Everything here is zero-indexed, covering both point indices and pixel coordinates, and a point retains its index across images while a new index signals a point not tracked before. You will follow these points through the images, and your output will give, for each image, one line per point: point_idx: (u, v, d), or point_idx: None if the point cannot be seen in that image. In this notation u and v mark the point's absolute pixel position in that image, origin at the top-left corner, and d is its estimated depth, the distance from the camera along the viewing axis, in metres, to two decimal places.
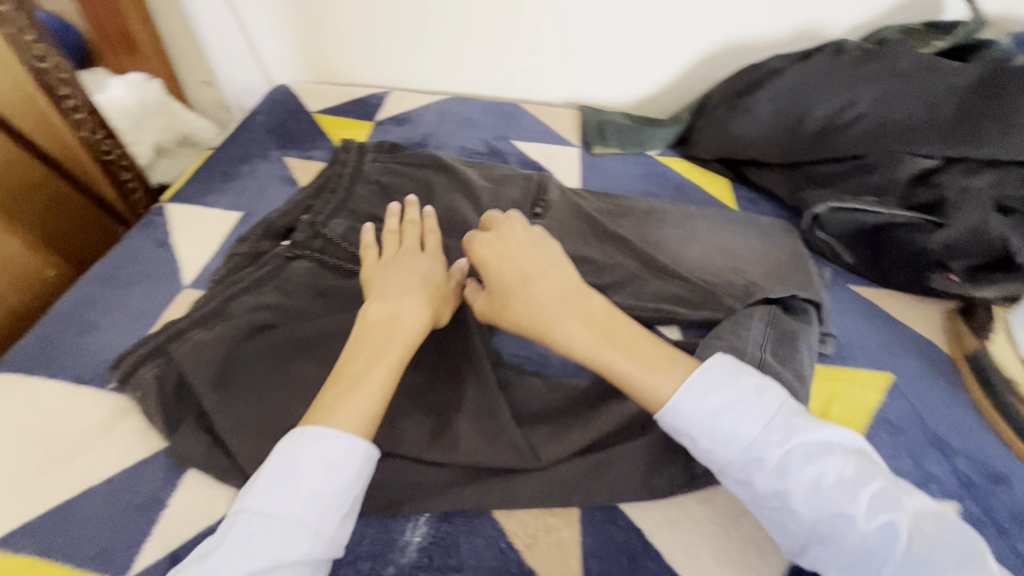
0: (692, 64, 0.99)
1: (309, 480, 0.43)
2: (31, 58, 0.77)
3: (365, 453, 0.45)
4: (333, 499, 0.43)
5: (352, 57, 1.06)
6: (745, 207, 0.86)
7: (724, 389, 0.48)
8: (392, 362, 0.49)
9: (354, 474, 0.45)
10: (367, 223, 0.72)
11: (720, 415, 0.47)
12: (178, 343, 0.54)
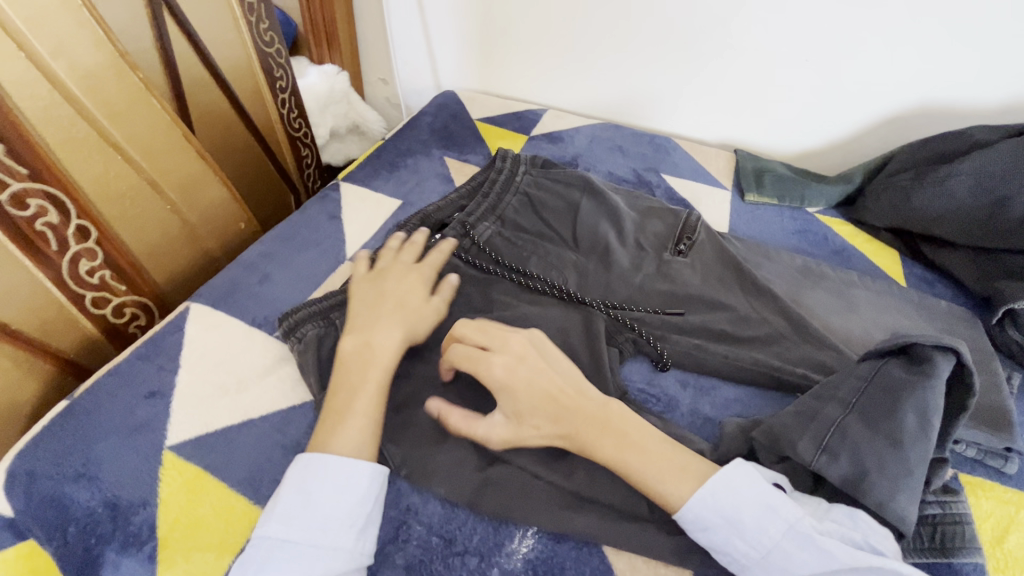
0: (872, 123, 0.92)
1: (327, 503, 0.45)
2: (261, 42, 0.91)
3: (376, 475, 0.47)
4: (354, 521, 0.45)
5: (518, 73, 1.12)
6: (917, 286, 0.78)
7: (751, 534, 0.44)
8: (370, 392, 0.50)
9: (368, 495, 0.46)
10: (514, 233, 0.75)
11: (742, 540, 0.44)
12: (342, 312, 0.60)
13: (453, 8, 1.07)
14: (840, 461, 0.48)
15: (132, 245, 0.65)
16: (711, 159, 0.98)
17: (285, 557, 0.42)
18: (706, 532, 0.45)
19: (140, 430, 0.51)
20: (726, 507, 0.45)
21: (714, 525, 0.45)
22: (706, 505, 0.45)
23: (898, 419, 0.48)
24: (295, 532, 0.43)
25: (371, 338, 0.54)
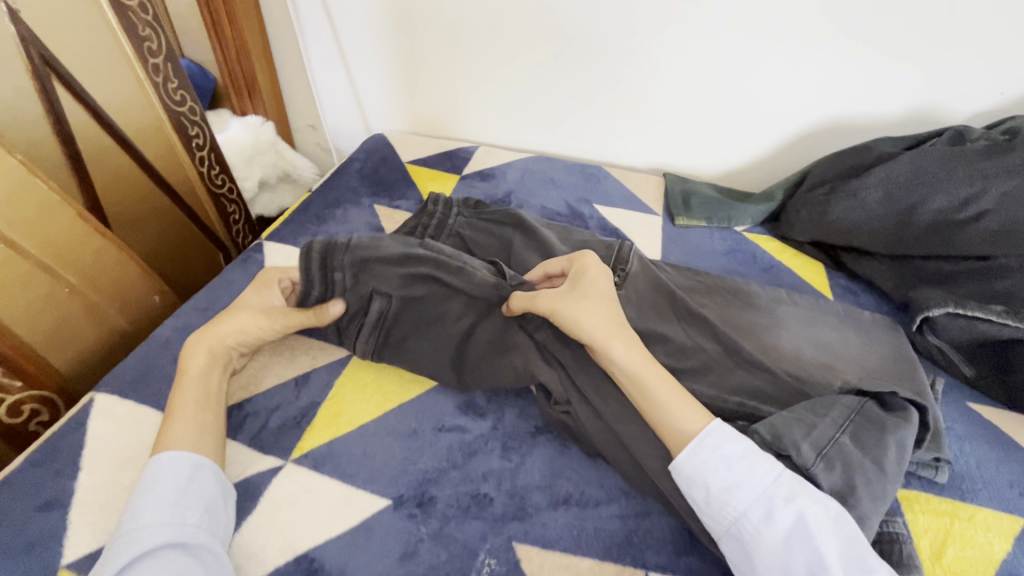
0: (787, 140, 0.96)
1: (155, 492, 0.46)
2: (171, 102, 0.88)
3: (189, 460, 0.49)
4: (176, 497, 0.46)
5: (446, 112, 1.12)
6: (843, 296, 0.80)
7: (751, 460, 0.47)
8: (188, 421, 0.52)
9: (184, 475, 0.48)
10: None
11: (745, 479, 0.46)
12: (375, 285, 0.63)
13: (376, 53, 1.07)
14: (834, 470, 0.48)
15: (27, 337, 0.60)
16: (641, 185, 0.99)
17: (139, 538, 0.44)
18: (712, 470, 0.47)
19: (33, 549, 0.46)
20: (732, 447, 0.48)
21: (725, 461, 0.47)
22: (708, 446, 0.48)
23: (883, 452, 0.50)
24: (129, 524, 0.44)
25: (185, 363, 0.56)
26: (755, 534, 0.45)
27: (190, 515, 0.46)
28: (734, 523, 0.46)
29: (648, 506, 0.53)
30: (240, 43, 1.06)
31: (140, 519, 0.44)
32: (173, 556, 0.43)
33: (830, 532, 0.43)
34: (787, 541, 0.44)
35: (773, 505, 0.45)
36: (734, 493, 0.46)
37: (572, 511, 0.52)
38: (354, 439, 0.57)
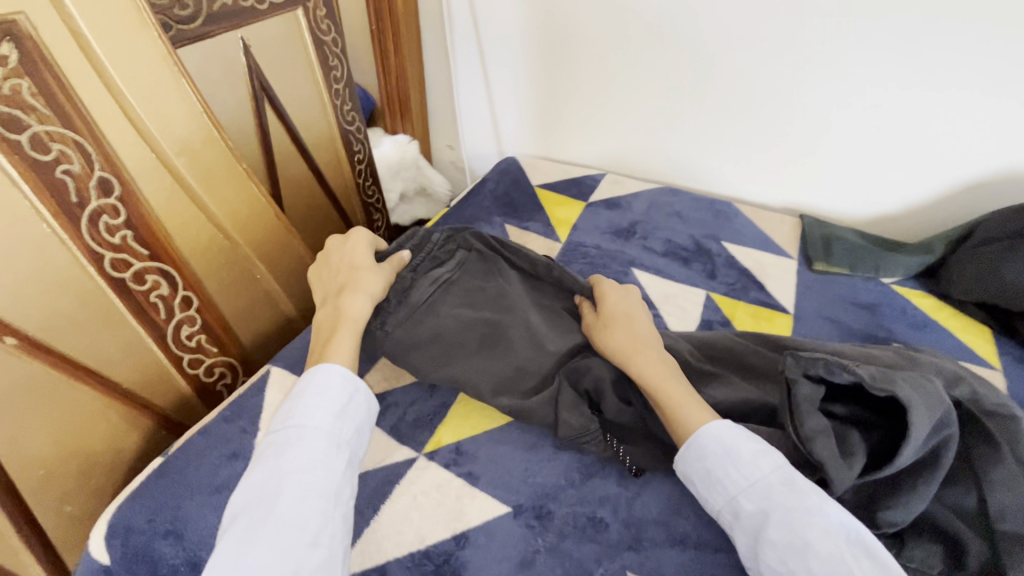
0: (954, 188, 0.87)
1: (316, 394, 0.52)
2: (344, 122, 1.01)
3: (347, 374, 0.55)
4: (336, 404, 0.52)
5: (576, 141, 1.17)
6: (1015, 367, 0.71)
7: (739, 453, 0.48)
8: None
9: (352, 389, 0.54)
10: (453, 329, 0.64)
11: (721, 481, 0.48)
12: (428, 302, 0.65)
13: (517, 83, 1.15)
14: (880, 373, 0.47)
15: (228, 312, 0.74)
16: (774, 225, 0.96)
17: (282, 441, 0.49)
18: (693, 467, 0.50)
19: (223, 489, 0.56)
20: (715, 449, 0.49)
21: (705, 463, 0.49)
22: (694, 449, 0.50)
23: (896, 386, 0.45)
24: (293, 419, 0.51)
25: (347, 309, 0.60)
26: (731, 528, 0.48)
27: (347, 429, 0.52)
28: (719, 516, 0.49)
29: None
30: (400, 70, 1.19)
31: (308, 417, 0.50)
32: (329, 455, 0.49)
33: (825, 536, 0.41)
34: (755, 541, 0.45)
35: (741, 505, 0.46)
36: (716, 488, 0.48)
37: (690, 554, 0.51)
38: (480, 443, 0.60)
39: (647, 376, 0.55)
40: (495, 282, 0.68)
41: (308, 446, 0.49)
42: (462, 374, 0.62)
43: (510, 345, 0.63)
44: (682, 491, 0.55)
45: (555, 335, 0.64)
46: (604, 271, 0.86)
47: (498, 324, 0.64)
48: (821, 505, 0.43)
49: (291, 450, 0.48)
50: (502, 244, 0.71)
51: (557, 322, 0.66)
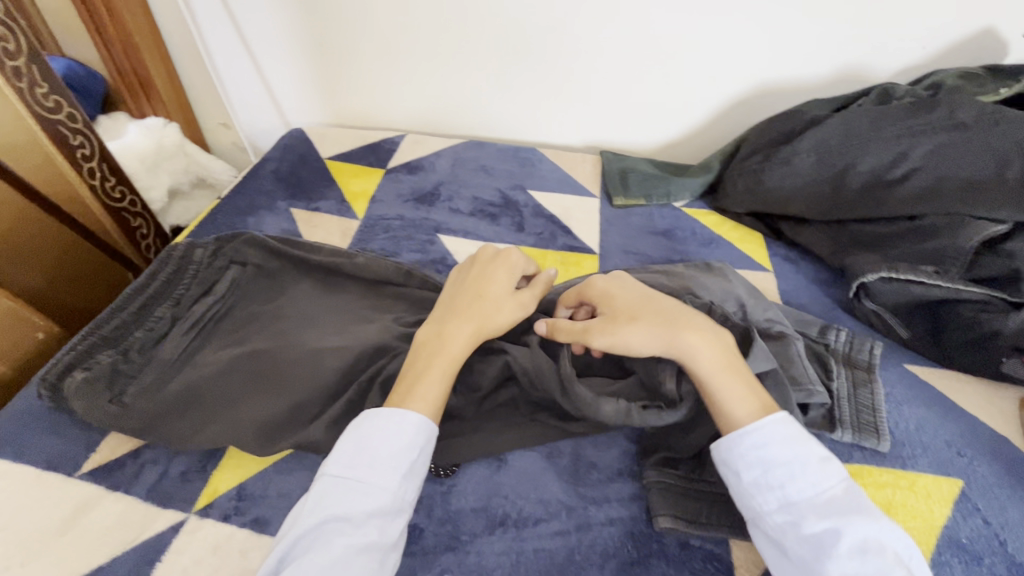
0: (722, 108, 0.93)
1: (377, 444, 0.45)
2: (43, 109, 0.77)
3: (424, 424, 0.46)
4: (400, 463, 0.44)
5: (367, 102, 1.05)
6: (782, 265, 0.78)
7: (792, 448, 0.45)
8: (435, 382, 0.48)
9: (419, 444, 0.46)
10: (198, 366, 0.53)
11: (785, 483, 0.44)
12: (172, 335, 0.55)
13: (284, 41, 0.98)
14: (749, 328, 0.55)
15: None
16: (577, 166, 0.95)
17: (331, 493, 0.43)
18: (749, 465, 0.45)
19: None
20: (780, 451, 0.45)
21: (766, 463, 0.45)
22: (753, 441, 0.45)
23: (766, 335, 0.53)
24: (355, 469, 0.44)
25: (445, 329, 0.52)
26: (780, 533, 0.43)
27: (411, 489, 0.45)
28: (759, 521, 0.44)
29: (590, 518, 0.49)
30: (125, 37, 0.95)
31: (365, 472, 0.44)
32: (377, 522, 0.42)
33: (880, 557, 0.40)
34: (808, 550, 0.41)
35: (801, 516, 0.42)
36: (769, 489, 0.44)
37: (509, 534, 0.48)
38: (268, 478, 0.50)
39: (706, 365, 0.48)
40: (276, 303, 0.59)
41: (347, 508, 0.42)
42: (218, 422, 0.50)
43: (290, 379, 0.52)
44: (498, 468, 0.52)
45: (336, 347, 0.54)
46: (408, 242, 0.78)
47: (266, 353, 0.53)
48: (884, 522, 0.41)
49: (340, 505, 0.42)
50: (290, 254, 0.62)
51: (345, 335, 0.55)
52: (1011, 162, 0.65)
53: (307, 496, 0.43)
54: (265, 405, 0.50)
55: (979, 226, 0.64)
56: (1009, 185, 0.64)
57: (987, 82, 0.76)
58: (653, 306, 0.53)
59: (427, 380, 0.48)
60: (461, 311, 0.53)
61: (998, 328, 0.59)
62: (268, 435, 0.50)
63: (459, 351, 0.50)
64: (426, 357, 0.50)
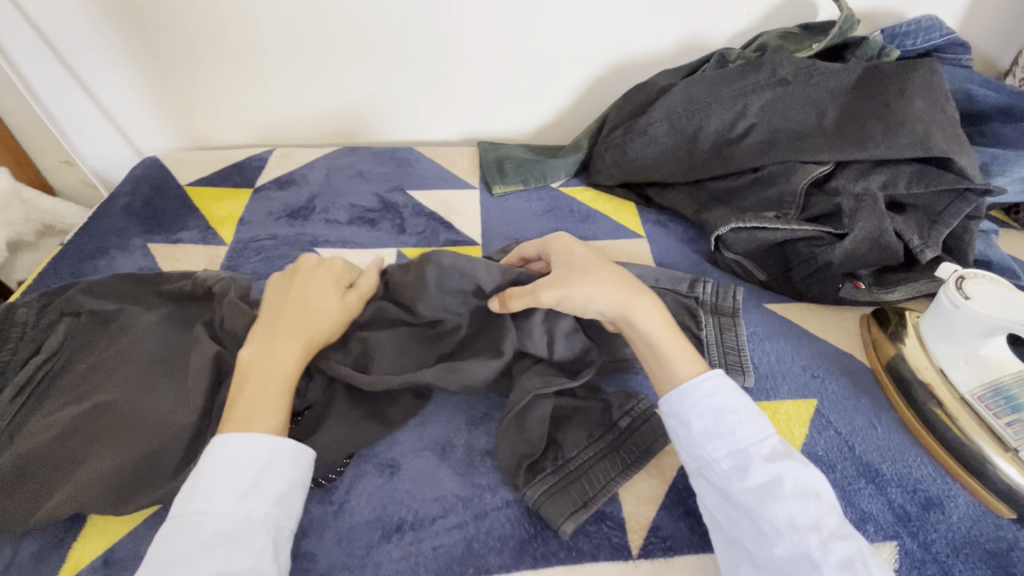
0: (585, 87, 0.96)
1: (217, 474, 0.43)
2: None
3: (267, 440, 0.45)
4: (239, 484, 0.43)
5: (227, 121, 0.99)
6: (654, 230, 0.82)
7: (736, 402, 0.48)
8: (270, 405, 0.47)
9: (267, 461, 0.44)
10: (35, 432, 0.49)
11: (733, 432, 0.47)
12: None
13: (118, 62, 0.91)
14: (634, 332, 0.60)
15: None
16: (455, 160, 0.95)
17: (181, 535, 0.40)
18: (700, 414, 0.48)
19: None
20: (728, 400, 0.48)
21: (714, 414, 0.47)
22: (704, 391, 0.48)
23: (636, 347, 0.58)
24: (200, 504, 0.42)
25: (274, 350, 0.49)
26: (727, 479, 0.45)
27: (258, 510, 0.43)
28: (707, 472, 0.46)
29: (487, 506, 0.49)
30: None
31: (207, 503, 0.42)
32: (224, 550, 0.40)
33: (816, 502, 0.43)
34: (756, 495, 0.43)
35: (747, 462, 0.45)
36: (719, 438, 0.47)
37: (406, 539, 0.47)
38: (138, 538, 0.46)
39: (654, 331, 0.52)
40: (118, 345, 0.54)
41: (203, 546, 0.40)
42: (66, 486, 0.46)
43: (144, 426, 0.49)
44: (392, 475, 0.52)
45: (193, 384, 0.52)
46: (282, 261, 0.75)
47: (113, 404, 0.50)
48: (815, 471, 0.45)
49: (182, 544, 0.40)
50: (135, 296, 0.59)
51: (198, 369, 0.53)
52: (825, 110, 0.73)
53: (160, 537, 0.41)
54: (117, 457, 0.47)
55: (808, 169, 0.71)
56: (826, 131, 0.71)
57: (802, 41, 0.84)
58: (612, 269, 0.56)
59: (260, 404, 0.46)
60: (287, 327, 0.51)
61: (828, 259, 0.66)
62: (121, 493, 0.46)
63: (285, 367, 0.49)
64: (255, 382, 0.48)
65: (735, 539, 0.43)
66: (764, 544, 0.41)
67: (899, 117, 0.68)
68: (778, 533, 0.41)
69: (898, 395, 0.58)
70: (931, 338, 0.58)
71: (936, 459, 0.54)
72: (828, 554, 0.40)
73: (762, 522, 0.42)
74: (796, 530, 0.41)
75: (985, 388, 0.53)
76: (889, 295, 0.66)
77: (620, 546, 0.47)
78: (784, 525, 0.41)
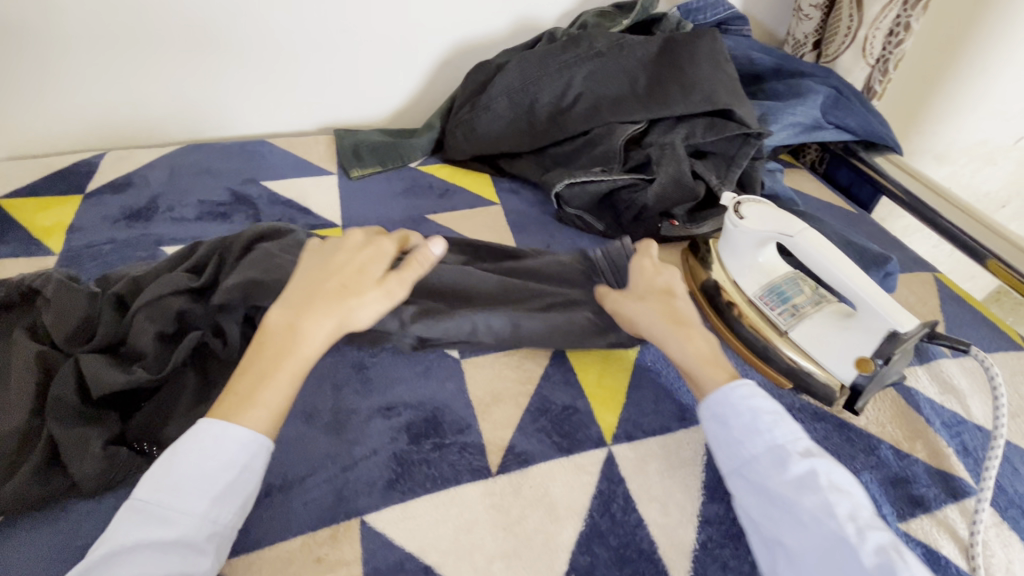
0: (433, 71, 1.00)
1: (186, 467, 0.44)
2: None
3: (243, 442, 0.46)
4: (212, 487, 0.44)
5: (44, 127, 0.90)
6: (508, 197, 0.89)
7: (771, 401, 0.50)
8: (274, 385, 0.49)
9: (240, 465, 0.45)
10: None
11: (769, 431, 0.48)
12: None
13: None
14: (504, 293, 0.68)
15: None
16: (311, 149, 0.95)
17: (140, 519, 0.42)
18: (739, 414, 0.49)
19: None
20: (764, 403, 0.50)
21: (751, 413, 0.49)
22: (742, 394, 0.50)
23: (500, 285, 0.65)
24: (164, 493, 0.43)
25: (298, 324, 0.51)
26: (766, 473, 0.46)
27: (224, 513, 0.44)
28: (751, 465, 0.48)
29: (355, 457, 0.52)
30: None
31: (172, 495, 0.43)
32: (176, 554, 0.41)
33: (846, 494, 0.45)
34: (796, 488, 0.45)
35: (785, 456, 0.47)
36: (756, 435, 0.48)
37: (276, 501, 0.49)
38: None
39: (687, 358, 0.54)
40: None
41: (153, 535, 0.41)
42: None
43: None
44: None
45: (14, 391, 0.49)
46: (123, 264, 0.71)
47: None
48: (845, 468, 0.47)
49: (140, 533, 0.41)
50: None
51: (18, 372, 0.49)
52: (636, 77, 0.83)
53: (117, 523, 0.42)
54: None
55: (623, 128, 0.81)
56: (639, 95, 0.82)
57: (616, 18, 0.94)
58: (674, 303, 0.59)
59: (268, 382, 0.48)
60: (322, 300, 0.53)
61: (644, 202, 0.77)
62: None
63: (306, 348, 0.50)
64: (274, 358, 0.50)
65: (772, 534, 0.45)
66: (800, 535, 0.43)
67: (691, 79, 0.81)
68: (818, 527, 0.43)
69: (709, 306, 0.70)
70: (726, 256, 0.69)
71: (739, 354, 0.66)
72: (866, 541, 0.42)
73: (805, 516, 0.44)
74: (834, 521, 0.43)
75: (763, 289, 0.65)
76: (699, 229, 0.77)
77: (480, 468, 0.53)
78: (827, 518, 0.43)
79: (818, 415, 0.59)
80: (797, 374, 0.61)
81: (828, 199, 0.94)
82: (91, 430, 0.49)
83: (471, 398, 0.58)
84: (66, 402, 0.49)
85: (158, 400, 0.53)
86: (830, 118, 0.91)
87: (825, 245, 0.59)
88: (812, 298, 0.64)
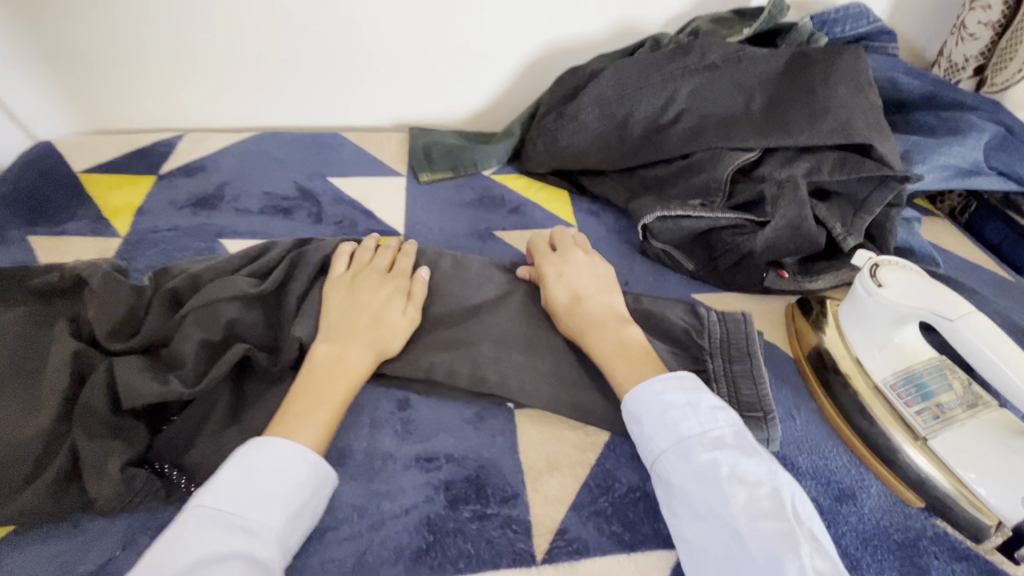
0: (520, 72, 0.93)
1: (260, 480, 0.42)
2: None
3: (317, 464, 0.44)
4: (286, 505, 0.42)
5: (133, 105, 0.91)
6: (586, 219, 0.79)
7: (684, 391, 0.47)
8: (330, 407, 0.47)
9: (312, 486, 0.43)
10: None
11: (677, 423, 0.46)
12: None
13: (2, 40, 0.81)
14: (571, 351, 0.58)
15: None
16: (384, 146, 0.90)
17: (208, 529, 0.39)
18: (650, 408, 0.47)
19: None
20: (677, 394, 0.47)
21: (663, 409, 0.47)
22: (656, 389, 0.48)
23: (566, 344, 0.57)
24: (238, 506, 0.41)
25: (345, 353, 0.50)
26: (672, 467, 0.44)
27: (292, 536, 0.42)
28: (658, 462, 0.46)
29: (384, 514, 0.46)
30: None
31: (245, 509, 0.41)
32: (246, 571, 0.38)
33: (750, 485, 0.42)
34: (697, 479, 0.43)
35: (691, 448, 0.44)
36: (665, 429, 0.46)
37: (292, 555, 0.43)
38: None
39: (607, 347, 0.53)
40: None
41: (222, 547, 0.39)
42: None
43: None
44: None
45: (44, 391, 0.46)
46: (181, 254, 0.68)
47: None
48: (758, 457, 0.44)
49: (210, 544, 0.39)
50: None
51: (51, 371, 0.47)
52: (753, 97, 0.71)
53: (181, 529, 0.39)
54: None
55: (733, 156, 0.69)
56: (754, 118, 0.70)
57: (734, 26, 0.82)
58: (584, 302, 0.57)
59: (322, 403, 0.47)
60: (359, 334, 0.52)
61: (750, 248, 0.65)
62: None
63: (354, 375, 0.50)
64: (322, 382, 0.48)
65: (677, 529, 0.43)
66: (701, 528, 0.41)
67: (823, 103, 0.67)
68: (715, 521, 0.41)
69: (818, 384, 0.57)
70: (849, 327, 0.56)
71: (851, 449, 0.53)
72: (758, 531, 0.40)
73: (701, 507, 0.42)
74: (727, 511, 0.41)
75: (898, 375, 0.53)
76: (812, 284, 0.66)
77: (524, 552, 0.44)
78: (721, 510, 0.41)
79: (959, 553, 0.46)
80: (932, 492, 0.48)
81: (974, 260, 0.77)
82: (113, 445, 0.45)
83: (523, 462, 0.50)
84: (93, 411, 0.45)
85: (185, 416, 0.48)
86: (993, 162, 0.76)
87: (996, 335, 0.46)
88: (964, 398, 0.51)
